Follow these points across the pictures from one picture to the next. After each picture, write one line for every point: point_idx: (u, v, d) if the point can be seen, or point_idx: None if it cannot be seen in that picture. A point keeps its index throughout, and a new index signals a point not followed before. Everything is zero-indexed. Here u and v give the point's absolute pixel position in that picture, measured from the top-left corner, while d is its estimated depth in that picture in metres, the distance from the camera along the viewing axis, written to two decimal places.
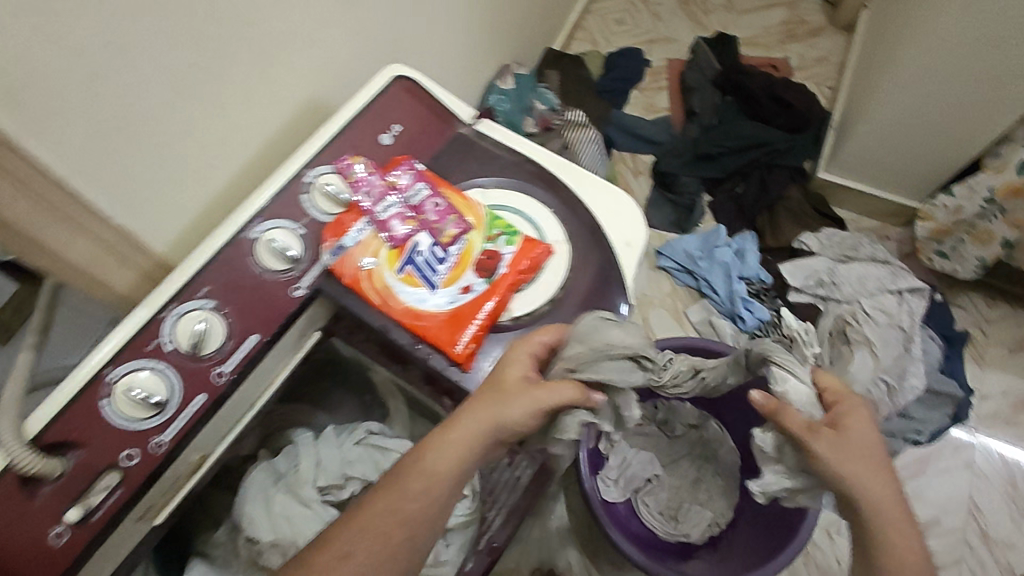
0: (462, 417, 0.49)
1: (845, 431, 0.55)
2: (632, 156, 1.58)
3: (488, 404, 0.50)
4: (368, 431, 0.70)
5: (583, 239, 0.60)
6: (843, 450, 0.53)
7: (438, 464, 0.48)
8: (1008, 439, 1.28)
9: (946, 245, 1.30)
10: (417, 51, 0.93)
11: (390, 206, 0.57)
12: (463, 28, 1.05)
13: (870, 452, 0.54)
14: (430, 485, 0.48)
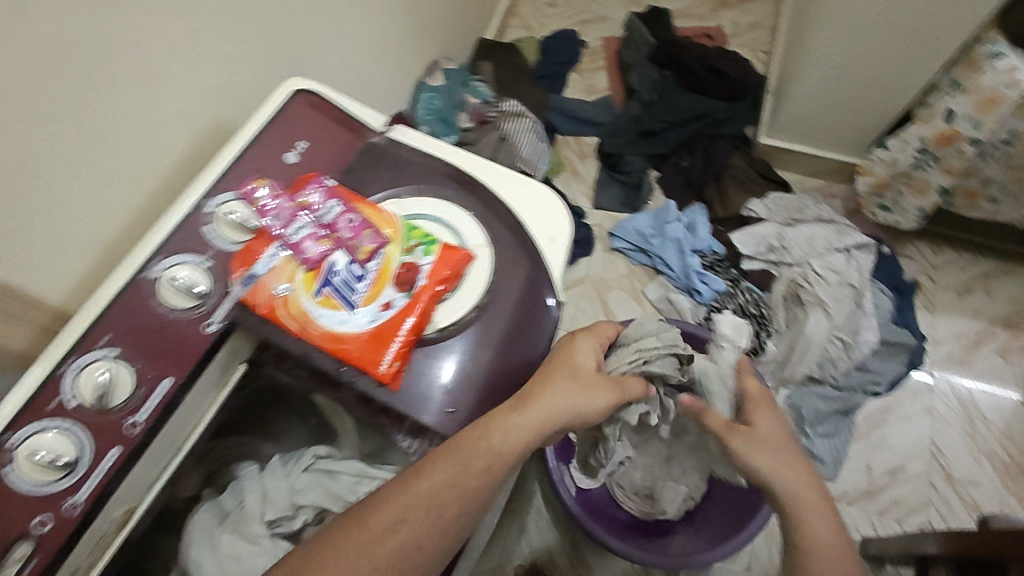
0: (557, 386, 0.56)
1: (764, 428, 0.63)
2: (576, 139, 1.55)
3: (577, 378, 0.58)
4: (315, 456, 0.69)
5: (504, 239, 0.59)
6: (755, 444, 0.62)
7: (504, 438, 0.51)
8: (963, 379, 1.31)
9: (887, 198, 1.29)
10: (334, 58, 0.90)
11: (301, 228, 0.55)
12: (381, 28, 1.02)
13: (782, 445, 0.61)
14: (493, 459, 0.50)
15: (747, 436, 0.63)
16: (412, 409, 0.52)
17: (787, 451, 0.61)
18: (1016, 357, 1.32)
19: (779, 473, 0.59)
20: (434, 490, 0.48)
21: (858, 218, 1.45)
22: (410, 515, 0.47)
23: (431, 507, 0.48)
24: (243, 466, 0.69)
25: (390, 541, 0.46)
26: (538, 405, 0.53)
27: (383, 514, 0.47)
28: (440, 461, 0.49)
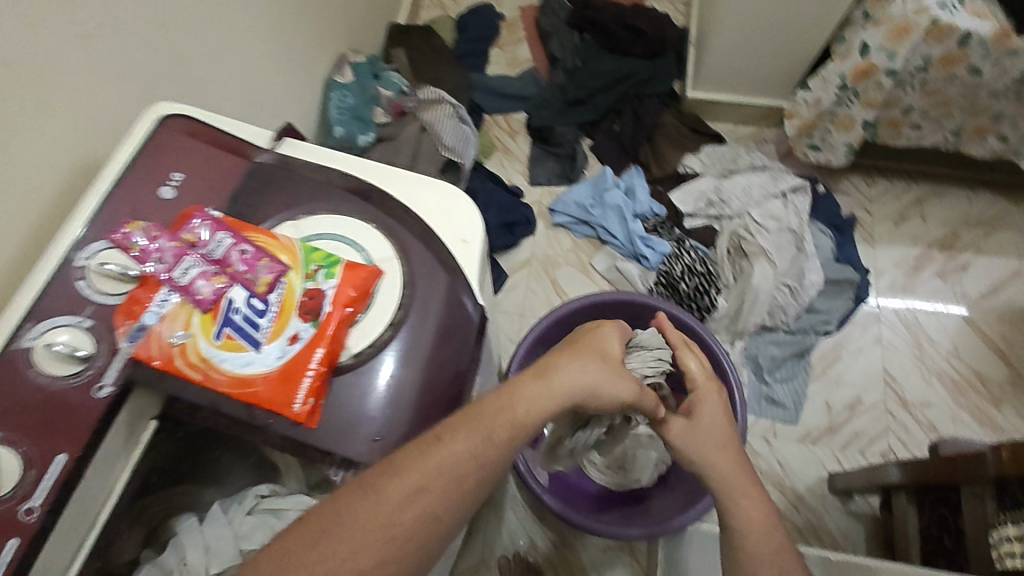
0: (585, 363, 0.57)
1: (706, 415, 0.63)
2: (504, 117, 1.50)
3: (608, 363, 0.59)
4: (258, 497, 0.66)
5: (411, 248, 0.56)
6: (694, 435, 0.62)
7: (527, 412, 0.52)
8: (909, 304, 1.30)
9: (815, 137, 1.26)
10: (221, 68, 0.84)
11: (190, 267, 0.51)
12: (272, 29, 0.95)
13: (720, 436, 0.62)
14: (514, 430, 0.51)
15: (684, 426, 0.62)
16: (335, 443, 0.49)
17: (724, 439, 0.62)
18: (956, 278, 1.32)
19: (714, 464, 0.60)
20: (455, 461, 0.47)
21: (791, 160, 1.40)
22: (429, 484, 0.46)
23: (450, 476, 0.47)
24: (183, 516, 0.65)
25: (407, 511, 0.45)
26: (562, 381, 0.55)
27: (403, 482, 0.46)
28: (462, 427, 0.49)
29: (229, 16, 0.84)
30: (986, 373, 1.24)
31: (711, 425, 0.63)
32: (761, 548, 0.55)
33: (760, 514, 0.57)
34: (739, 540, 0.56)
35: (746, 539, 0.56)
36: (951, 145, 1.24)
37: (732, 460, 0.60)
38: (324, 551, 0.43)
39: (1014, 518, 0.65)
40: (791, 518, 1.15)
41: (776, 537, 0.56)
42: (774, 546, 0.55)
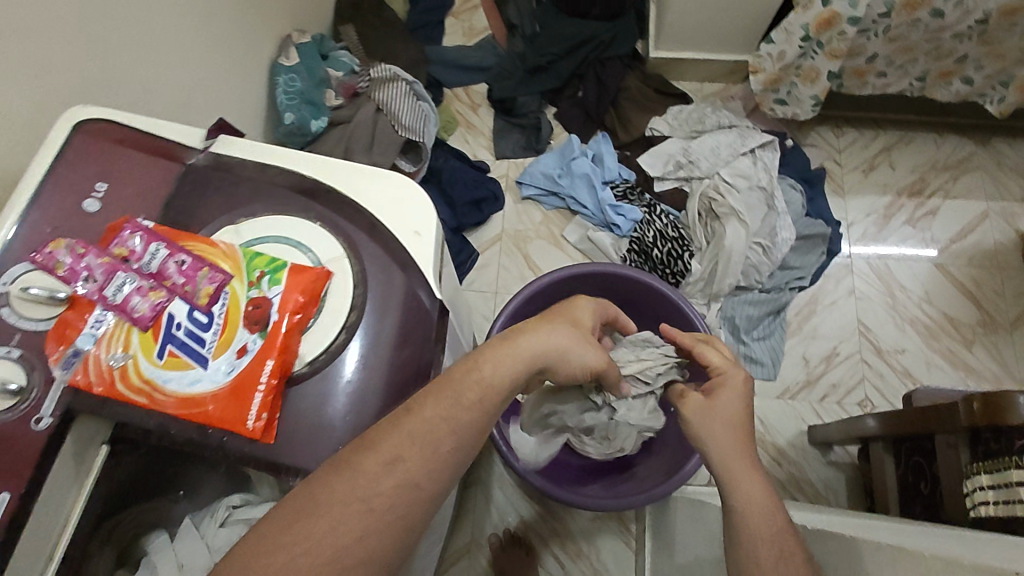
0: (551, 327, 0.55)
1: (726, 397, 0.60)
2: (465, 90, 1.45)
3: (578, 335, 0.57)
4: (230, 507, 0.62)
5: (358, 246, 0.53)
6: (705, 414, 0.60)
7: (495, 371, 0.49)
8: (881, 252, 1.31)
9: (781, 92, 1.23)
10: (167, 62, 0.78)
11: (123, 283, 0.48)
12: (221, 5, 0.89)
13: (734, 422, 0.59)
14: (485, 391, 0.48)
15: (701, 403, 0.61)
16: (295, 455, 0.48)
17: (739, 423, 0.59)
18: (925, 224, 1.32)
19: (721, 443, 0.58)
20: (427, 427, 0.44)
21: (758, 116, 1.39)
22: (405, 452, 0.43)
23: (426, 442, 0.44)
24: (153, 534, 0.62)
25: (386, 485, 0.42)
26: (529, 344, 0.52)
27: (375, 453, 0.43)
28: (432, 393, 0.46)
29: (175, 7, 0.78)
30: (958, 316, 1.25)
31: (726, 407, 0.60)
32: (758, 527, 0.51)
33: (762, 494, 0.53)
34: (735, 519, 0.53)
35: (743, 518, 0.52)
36: (916, 91, 1.22)
37: (741, 443, 0.58)
38: (301, 534, 0.40)
39: (986, 468, 0.66)
40: (774, 473, 1.16)
41: (773, 516, 0.52)
42: (771, 527, 0.51)
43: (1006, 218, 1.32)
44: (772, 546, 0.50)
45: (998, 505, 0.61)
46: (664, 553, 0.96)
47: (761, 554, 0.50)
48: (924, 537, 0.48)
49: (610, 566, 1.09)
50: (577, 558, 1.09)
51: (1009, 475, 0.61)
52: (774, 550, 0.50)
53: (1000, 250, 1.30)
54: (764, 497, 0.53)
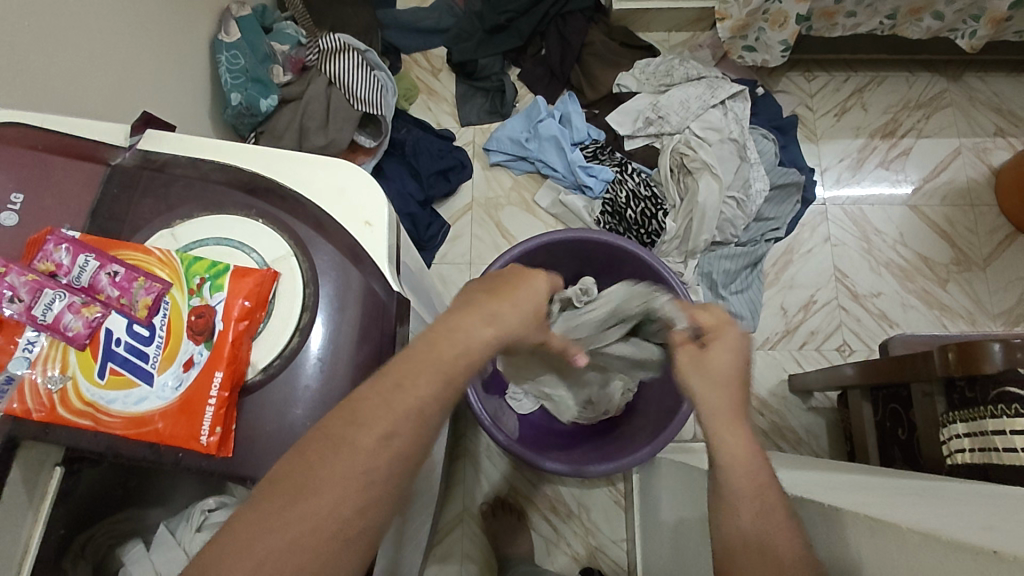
0: (513, 302, 0.46)
1: (705, 360, 0.52)
2: (424, 54, 1.38)
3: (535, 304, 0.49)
4: (205, 512, 0.55)
5: (304, 244, 0.50)
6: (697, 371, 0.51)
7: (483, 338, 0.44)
8: (856, 197, 1.29)
9: (750, 39, 1.19)
10: (94, 49, 0.72)
11: (53, 301, 0.45)
12: None
13: (718, 380, 0.50)
14: None
15: (695, 356, 0.52)
16: (255, 466, 0.47)
17: (731, 381, 0.51)
18: (899, 165, 1.31)
19: (708, 403, 0.49)
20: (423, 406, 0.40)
21: (727, 64, 1.35)
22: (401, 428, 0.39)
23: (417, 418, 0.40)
24: (129, 545, 0.57)
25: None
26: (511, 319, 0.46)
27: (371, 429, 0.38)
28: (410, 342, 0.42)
29: None
30: (932, 256, 1.25)
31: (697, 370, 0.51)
32: (746, 490, 0.45)
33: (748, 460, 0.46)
34: (717, 473, 0.47)
35: (723, 472, 0.46)
36: (887, 29, 1.18)
37: (725, 402, 0.49)
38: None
39: (962, 416, 0.66)
40: (757, 422, 1.17)
41: (758, 468, 0.46)
42: (760, 492, 0.45)
43: (978, 154, 1.31)
44: (752, 500, 0.45)
45: (973, 453, 0.62)
46: (651, 511, 0.97)
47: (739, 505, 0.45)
48: (902, 497, 0.48)
49: (600, 526, 1.10)
50: (568, 519, 1.10)
51: (986, 425, 0.61)
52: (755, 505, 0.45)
53: (973, 187, 1.29)
54: (741, 449, 0.47)
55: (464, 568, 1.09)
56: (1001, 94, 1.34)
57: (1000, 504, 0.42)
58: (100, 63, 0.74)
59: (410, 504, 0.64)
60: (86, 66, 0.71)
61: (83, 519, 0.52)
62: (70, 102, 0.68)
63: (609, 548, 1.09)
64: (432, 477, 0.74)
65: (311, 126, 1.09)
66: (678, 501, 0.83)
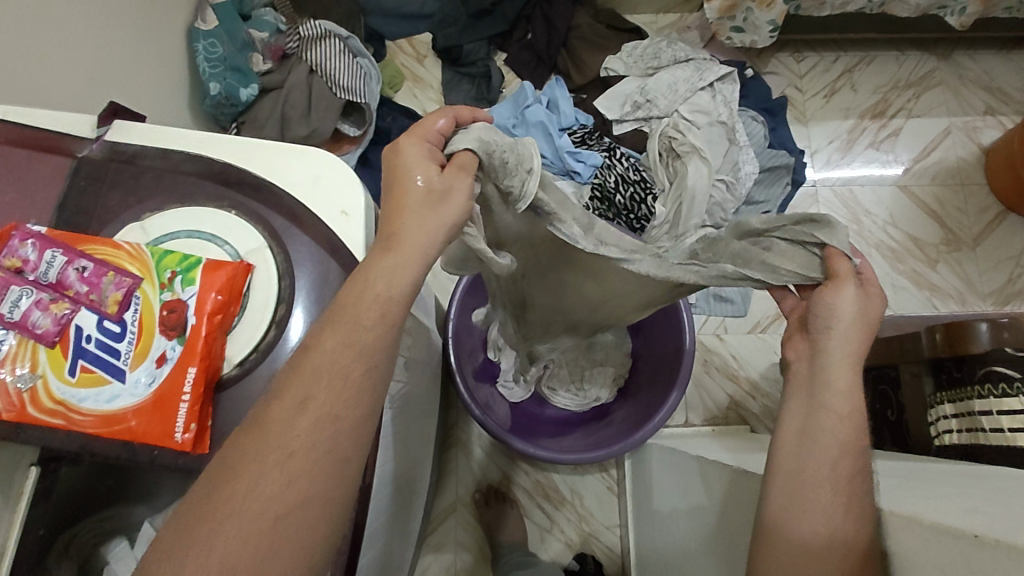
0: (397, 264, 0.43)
1: (868, 301, 0.47)
2: (409, 40, 1.36)
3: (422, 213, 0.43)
4: None
5: (280, 235, 0.50)
6: (844, 330, 0.47)
7: (391, 288, 0.42)
8: (847, 178, 1.28)
9: (738, 19, 1.17)
10: (62, 39, 0.70)
11: (20, 298, 0.44)
12: None
13: (867, 324, 0.47)
14: None
15: (859, 294, 0.47)
16: None
17: (862, 330, 0.47)
18: (889, 145, 1.30)
19: (848, 340, 0.47)
20: (335, 366, 0.41)
21: (715, 45, 1.33)
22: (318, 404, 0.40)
23: (337, 405, 0.40)
24: (112, 543, 0.55)
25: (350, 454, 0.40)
26: (409, 235, 0.43)
27: (280, 410, 0.40)
28: (367, 288, 0.42)
29: None
30: (923, 237, 1.25)
31: (851, 308, 0.47)
32: (838, 429, 0.46)
33: (846, 403, 0.47)
34: (821, 415, 0.47)
35: (826, 417, 0.46)
36: (876, 8, 1.15)
37: (859, 348, 0.48)
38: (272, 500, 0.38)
39: (950, 396, 0.66)
40: (750, 407, 1.15)
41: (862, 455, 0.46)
42: (850, 443, 0.46)
43: (968, 133, 1.30)
44: (847, 458, 0.45)
45: (960, 433, 0.62)
46: (643, 497, 0.98)
47: (823, 474, 0.45)
48: (894, 480, 0.48)
49: (593, 511, 1.10)
50: (562, 506, 1.10)
51: (974, 405, 0.61)
52: (849, 465, 0.45)
53: (962, 166, 1.28)
54: (854, 404, 0.47)
55: (459, 557, 1.09)
56: (991, 72, 1.33)
57: (996, 487, 0.41)
58: (70, 53, 0.72)
59: (398, 496, 0.63)
60: (57, 59, 0.69)
61: (57, 524, 0.51)
62: (40, 94, 0.67)
63: (603, 534, 1.09)
64: (421, 468, 0.73)
65: (293, 115, 1.08)
66: (670, 490, 0.83)
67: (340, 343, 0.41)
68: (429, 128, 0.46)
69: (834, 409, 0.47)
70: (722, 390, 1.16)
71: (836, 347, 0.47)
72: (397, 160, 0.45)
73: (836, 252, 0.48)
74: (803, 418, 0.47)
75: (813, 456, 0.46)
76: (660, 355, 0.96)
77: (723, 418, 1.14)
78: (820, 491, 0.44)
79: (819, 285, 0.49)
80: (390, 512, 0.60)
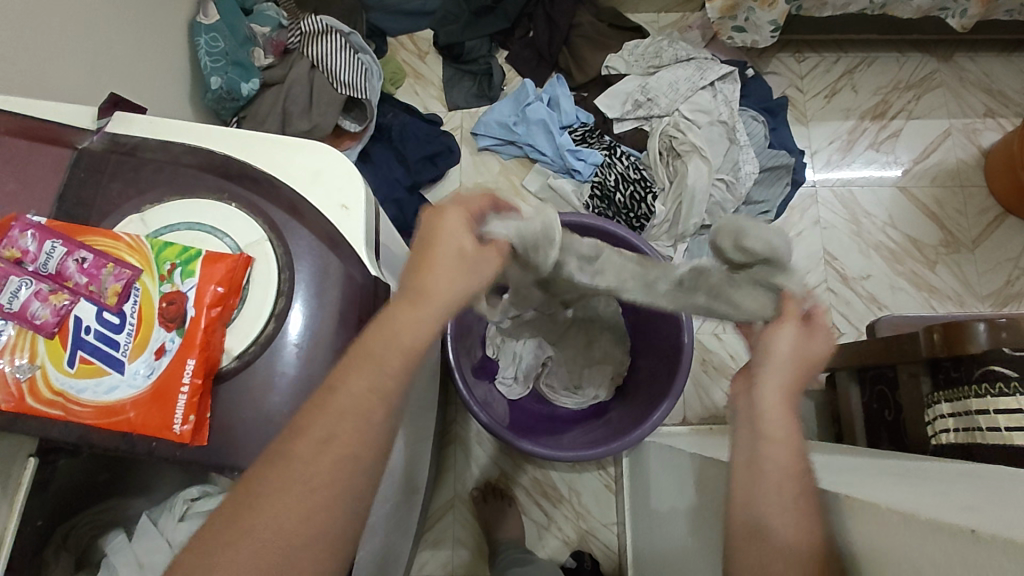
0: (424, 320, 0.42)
1: (806, 341, 0.52)
2: (410, 36, 1.35)
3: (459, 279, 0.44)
4: (189, 500, 0.56)
5: (282, 228, 0.50)
6: (779, 366, 0.51)
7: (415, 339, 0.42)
8: (847, 178, 1.28)
9: (739, 19, 1.16)
10: (63, 31, 0.70)
11: (20, 289, 0.44)
12: None
13: (802, 361, 0.51)
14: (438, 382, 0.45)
15: (797, 331, 0.52)
16: (231, 457, 0.46)
17: (796, 364, 0.51)
18: (889, 146, 1.30)
19: (781, 372, 0.51)
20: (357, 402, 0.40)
21: (717, 45, 1.33)
22: (339, 431, 0.40)
23: (336, 397, 0.40)
24: (111, 534, 0.56)
25: (347, 447, 0.40)
26: (441, 290, 0.43)
27: (306, 436, 0.40)
28: (393, 334, 0.42)
29: None
30: (921, 238, 1.25)
31: (788, 344, 0.51)
32: (783, 459, 0.46)
33: (780, 435, 0.48)
34: (759, 444, 0.48)
35: (767, 446, 0.47)
36: (877, 9, 1.15)
37: (792, 381, 0.51)
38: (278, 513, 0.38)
39: (947, 396, 0.66)
40: None
41: (800, 453, 0.47)
42: (797, 464, 0.46)
43: (968, 135, 1.31)
44: (792, 479, 0.45)
45: (957, 433, 0.62)
46: (640, 495, 0.98)
47: (775, 482, 0.45)
48: (890, 477, 0.48)
49: (591, 509, 1.10)
50: (560, 503, 1.11)
51: (970, 403, 0.61)
52: (795, 485, 0.45)
53: (962, 168, 1.28)
54: (790, 430, 0.48)
55: (457, 553, 1.09)
56: (991, 74, 1.33)
57: (992, 485, 0.41)
58: (72, 45, 0.72)
59: (397, 490, 0.63)
60: (59, 52, 0.69)
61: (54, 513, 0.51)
62: (42, 85, 0.67)
63: (600, 532, 1.09)
64: (420, 463, 0.73)
65: (294, 110, 1.08)
66: (668, 489, 0.83)
67: (363, 379, 0.41)
68: (471, 203, 0.47)
69: (771, 438, 0.48)
70: (721, 389, 1.16)
71: (771, 382, 0.50)
72: (436, 224, 0.45)
73: (791, 299, 0.52)
74: (748, 451, 0.48)
75: (758, 479, 0.46)
76: (658, 359, 0.96)
77: (720, 417, 1.14)
78: (772, 508, 0.44)
79: (764, 326, 0.53)
80: (389, 505, 0.61)
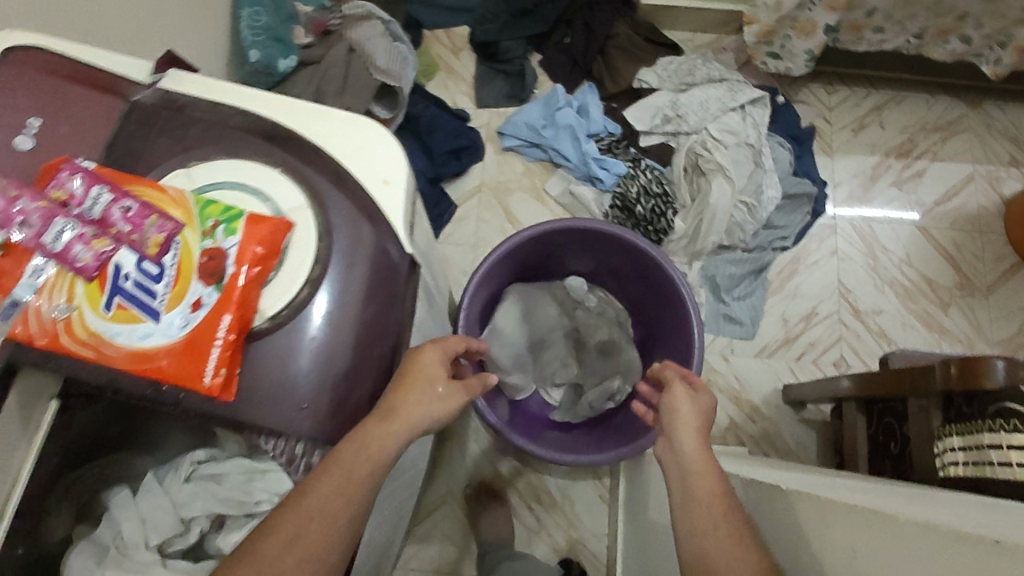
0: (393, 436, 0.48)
1: (695, 394, 0.63)
2: (446, 32, 1.36)
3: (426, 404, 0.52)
4: (194, 463, 0.57)
5: (325, 195, 0.50)
6: (678, 422, 0.60)
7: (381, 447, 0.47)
8: (866, 213, 1.29)
9: (775, 45, 1.17)
10: None
11: (64, 230, 0.44)
12: None
13: (703, 414, 0.61)
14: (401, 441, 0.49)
15: (687, 392, 0.62)
16: (251, 418, 0.46)
17: (697, 427, 0.59)
18: (911, 186, 1.31)
19: (686, 422, 0.59)
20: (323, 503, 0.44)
21: (749, 70, 1.34)
22: (303, 531, 0.43)
23: None
24: (116, 488, 0.57)
25: None
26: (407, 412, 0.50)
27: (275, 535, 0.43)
28: (362, 445, 0.46)
29: None
30: (936, 279, 1.25)
31: (687, 405, 0.61)
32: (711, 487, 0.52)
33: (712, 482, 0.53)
34: (689, 485, 0.53)
35: (696, 481, 0.53)
36: (912, 49, 1.16)
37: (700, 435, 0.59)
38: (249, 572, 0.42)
39: (957, 430, 0.66)
40: (748, 430, 1.15)
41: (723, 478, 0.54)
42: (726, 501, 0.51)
43: (991, 182, 1.31)
44: (720, 502, 0.51)
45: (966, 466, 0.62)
46: (635, 507, 0.98)
47: (707, 507, 0.51)
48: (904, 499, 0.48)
49: (584, 518, 1.10)
50: (552, 509, 1.10)
51: (980, 438, 0.61)
52: (722, 506, 0.50)
53: (981, 214, 1.29)
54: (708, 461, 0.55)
55: (445, 549, 1.09)
56: (1018, 123, 1.34)
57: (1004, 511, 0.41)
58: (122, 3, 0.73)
59: (400, 475, 0.64)
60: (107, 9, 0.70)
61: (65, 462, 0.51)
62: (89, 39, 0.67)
63: (590, 541, 1.09)
64: (423, 452, 0.74)
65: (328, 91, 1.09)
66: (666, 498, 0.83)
67: (333, 481, 0.45)
68: (447, 344, 0.58)
69: (704, 481, 0.53)
70: (724, 411, 1.16)
71: (685, 435, 0.58)
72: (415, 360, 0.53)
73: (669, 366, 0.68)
74: (682, 491, 0.53)
75: (695, 512, 0.51)
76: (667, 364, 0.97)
77: (721, 438, 1.14)
78: (709, 536, 0.49)
79: (669, 389, 0.63)
80: (391, 488, 0.61)
